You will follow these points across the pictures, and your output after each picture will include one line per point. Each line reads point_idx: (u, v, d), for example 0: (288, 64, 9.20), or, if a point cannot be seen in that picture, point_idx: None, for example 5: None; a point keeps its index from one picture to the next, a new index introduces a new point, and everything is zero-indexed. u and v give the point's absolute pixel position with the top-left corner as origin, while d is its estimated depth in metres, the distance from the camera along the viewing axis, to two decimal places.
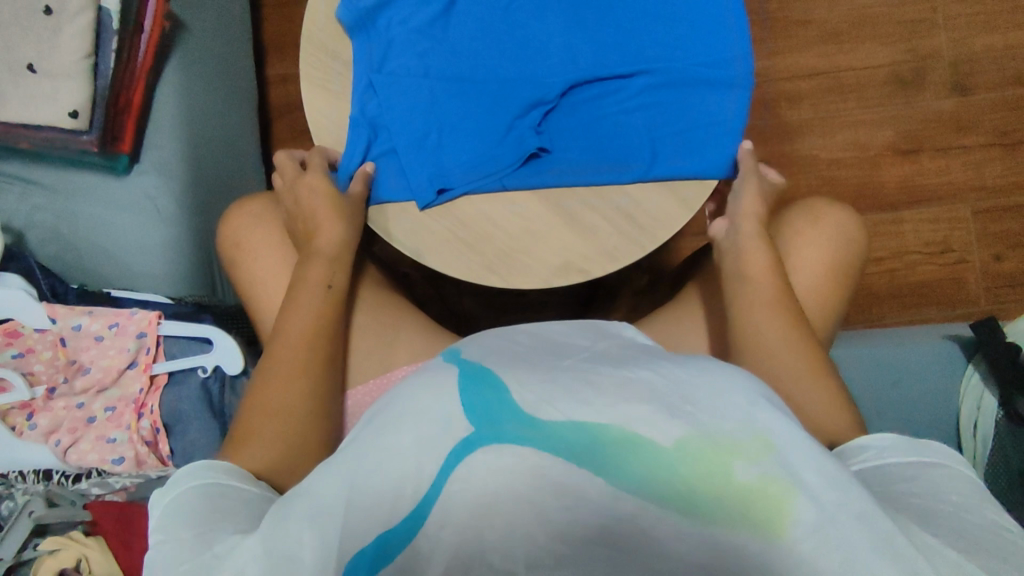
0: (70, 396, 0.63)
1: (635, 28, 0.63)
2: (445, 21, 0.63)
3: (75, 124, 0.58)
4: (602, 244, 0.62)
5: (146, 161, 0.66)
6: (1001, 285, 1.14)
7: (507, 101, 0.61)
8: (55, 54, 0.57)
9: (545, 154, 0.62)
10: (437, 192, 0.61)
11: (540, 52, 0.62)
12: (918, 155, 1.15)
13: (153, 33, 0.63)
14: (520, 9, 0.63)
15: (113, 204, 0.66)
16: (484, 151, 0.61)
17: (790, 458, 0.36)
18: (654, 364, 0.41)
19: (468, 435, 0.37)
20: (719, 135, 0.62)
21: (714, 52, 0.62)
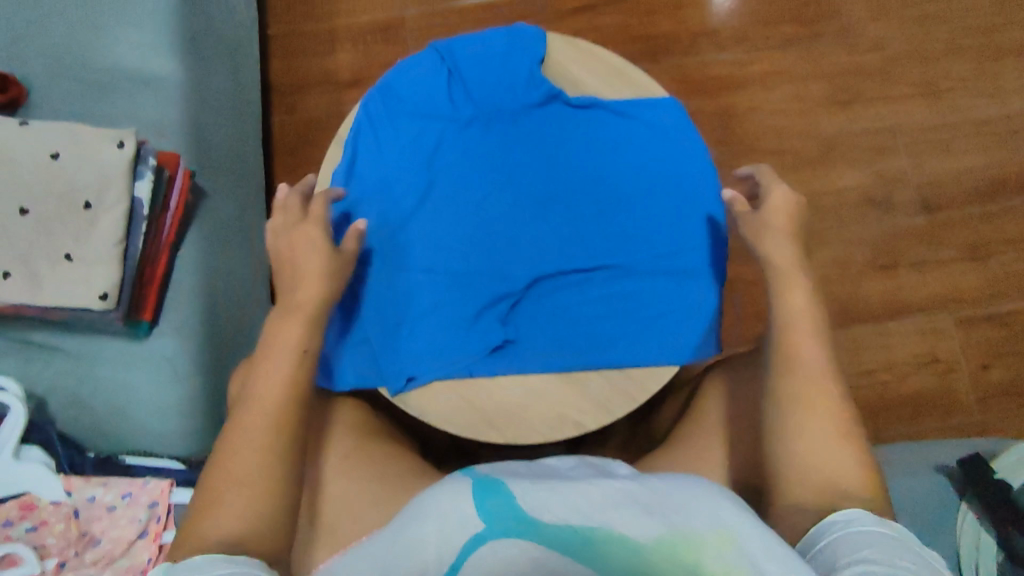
0: (79, 569, 0.63)
1: (599, 222, 0.71)
2: (426, 217, 0.71)
3: (103, 305, 0.60)
4: (593, 397, 0.67)
5: (165, 324, 0.70)
6: (992, 394, 1.18)
7: (478, 296, 0.69)
8: (91, 242, 0.60)
9: (509, 343, 0.68)
10: (407, 379, 0.66)
11: (509, 249, 0.70)
12: (896, 270, 1.21)
13: (177, 214, 0.69)
14: (497, 206, 0.71)
15: (132, 366, 0.69)
16: (452, 341, 0.68)
17: (751, 547, 0.44)
18: (651, 482, 0.51)
19: (479, 530, 0.48)
20: (676, 322, 0.68)
21: (671, 246, 0.70)
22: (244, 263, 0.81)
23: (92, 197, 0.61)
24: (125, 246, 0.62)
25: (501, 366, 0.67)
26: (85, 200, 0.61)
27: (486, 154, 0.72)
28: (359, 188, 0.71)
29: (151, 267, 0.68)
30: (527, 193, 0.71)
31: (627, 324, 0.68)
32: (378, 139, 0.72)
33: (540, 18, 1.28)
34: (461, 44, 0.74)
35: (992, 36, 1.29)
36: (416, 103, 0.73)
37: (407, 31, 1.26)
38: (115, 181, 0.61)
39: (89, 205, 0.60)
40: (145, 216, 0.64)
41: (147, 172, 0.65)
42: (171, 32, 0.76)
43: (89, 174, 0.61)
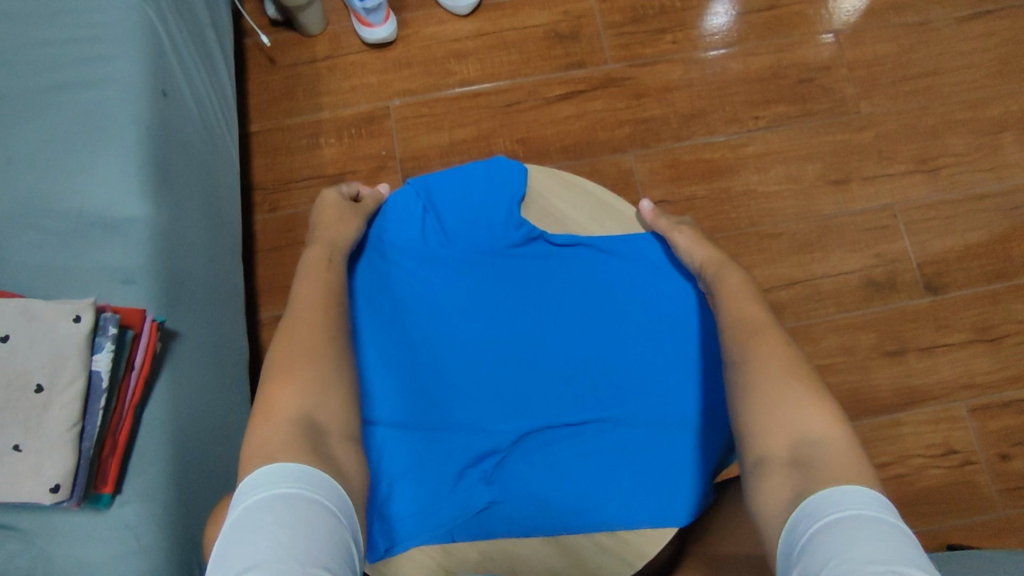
0: None
1: (588, 369, 0.69)
2: (409, 365, 0.68)
3: (54, 497, 0.55)
4: (587, 563, 0.61)
5: (129, 491, 0.65)
6: (1013, 486, 1.13)
7: (462, 450, 0.65)
8: (41, 428, 0.56)
9: (497, 503, 0.63)
10: (387, 547, 0.60)
11: (496, 399, 0.67)
12: (903, 355, 1.17)
13: (141, 377, 0.65)
14: (484, 353, 0.69)
15: (92, 540, 0.64)
16: (436, 502, 0.62)
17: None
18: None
19: None
20: (675, 478, 0.64)
21: (665, 394, 0.67)
22: (221, 404, 0.78)
23: (44, 378, 0.57)
24: (81, 427, 0.58)
25: (488, 529, 0.62)
26: (37, 382, 0.56)
27: (471, 296, 0.71)
28: None
29: (113, 434, 0.64)
30: (512, 338, 0.70)
31: (624, 477, 0.64)
32: (360, 278, 0.70)
33: (527, 104, 1.25)
34: (440, 178, 0.72)
35: (986, 109, 1.27)
36: (399, 244, 0.72)
37: (391, 122, 1.24)
38: (70, 359, 0.57)
39: (40, 388, 0.56)
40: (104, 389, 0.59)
41: (106, 341, 0.60)
42: (140, 174, 0.73)
43: (41, 355, 0.57)
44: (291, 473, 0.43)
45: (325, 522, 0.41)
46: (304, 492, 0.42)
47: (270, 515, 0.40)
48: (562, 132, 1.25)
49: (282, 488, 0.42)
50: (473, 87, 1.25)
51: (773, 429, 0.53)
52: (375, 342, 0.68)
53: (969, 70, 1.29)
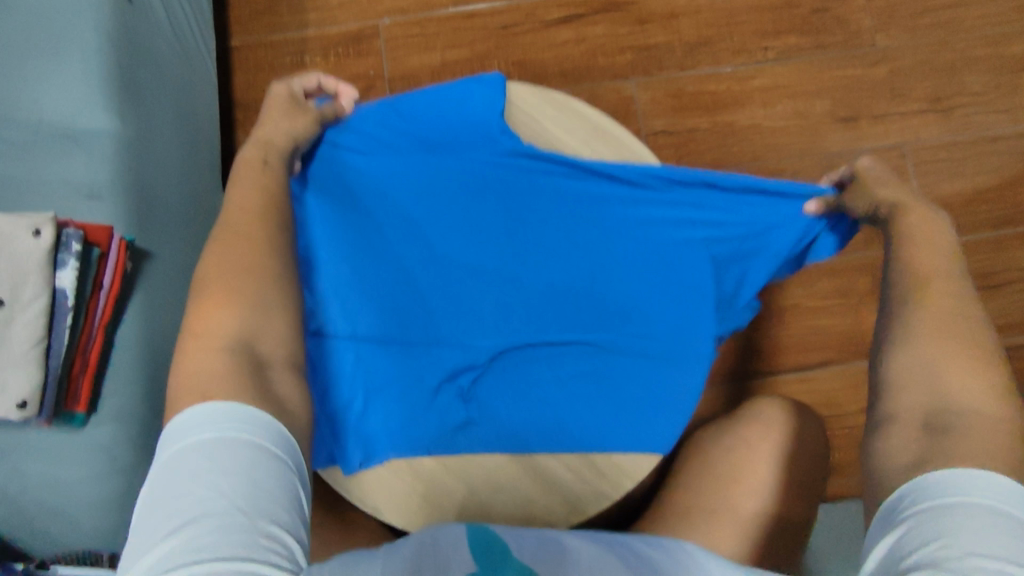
0: None
1: (574, 290, 0.66)
2: (389, 278, 0.65)
3: (22, 414, 0.54)
4: (568, 492, 0.61)
5: (102, 412, 0.65)
6: None
7: (439, 366, 0.63)
8: (4, 346, 0.54)
9: (472, 422, 0.62)
10: (361, 459, 0.60)
11: (474, 318, 0.65)
12: None
13: (109, 297, 0.63)
14: (464, 271, 0.66)
15: (66, 457, 0.63)
16: (409, 418, 0.61)
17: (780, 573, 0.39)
18: (651, 544, 0.46)
19: None
20: (659, 406, 0.62)
21: (651, 322, 0.65)
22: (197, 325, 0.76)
23: (3, 293, 0.54)
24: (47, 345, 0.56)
25: (462, 447, 0.61)
26: None
27: (452, 212, 0.67)
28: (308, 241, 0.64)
29: (82, 355, 0.62)
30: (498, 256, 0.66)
31: (605, 400, 0.63)
32: (336, 189, 0.66)
33: (525, 27, 1.18)
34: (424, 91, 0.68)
35: (1010, 46, 1.20)
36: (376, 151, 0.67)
37: (381, 42, 1.17)
38: (31, 274, 0.55)
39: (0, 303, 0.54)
40: (70, 306, 0.57)
41: (70, 258, 0.57)
42: (102, 85, 0.69)
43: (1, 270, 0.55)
44: (229, 411, 0.40)
45: (268, 467, 0.38)
46: (244, 434, 0.39)
47: (205, 459, 0.37)
48: (561, 57, 1.18)
49: (218, 427, 0.38)
50: (468, 6, 1.18)
51: (913, 381, 0.46)
52: (347, 256, 0.64)
53: (996, 3, 1.21)
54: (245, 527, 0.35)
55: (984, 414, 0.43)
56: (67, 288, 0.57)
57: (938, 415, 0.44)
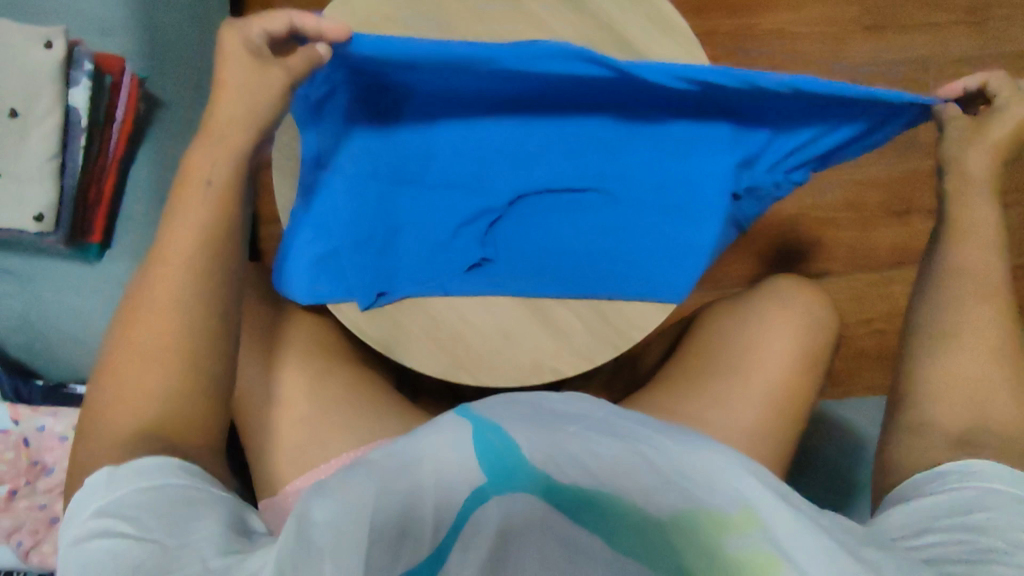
0: (34, 496, 0.58)
1: (597, 140, 0.64)
2: (399, 118, 0.63)
3: (38, 227, 0.55)
4: (572, 343, 0.64)
5: (117, 247, 0.65)
6: None
7: (456, 210, 0.63)
8: (20, 158, 0.55)
9: (488, 262, 0.64)
10: (377, 294, 0.62)
11: (493, 163, 0.64)
12: (908, 216, 1.15)
13: (126, 121, 0.64)
14: (484, 118, 0.63)
15: (82, 288, 0.64)
16: (427, 256, 0.63)
17: (771, 513, 0.39)
18: (651, 434, 0.44)
19: (481, 482, 0.43)
20: (676, 259, 0.64)
21: (675, 173, 0.63)
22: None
23: (17, 104, 0.55)
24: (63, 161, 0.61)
25: (475, 286, 0.64)
26: (10, 108, 0.55)
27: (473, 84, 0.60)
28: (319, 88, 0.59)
29: (98, 184, 0.64)
30: (504, 95, 0.60)
31: (620, 248, 0.64)
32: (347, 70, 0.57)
33: None
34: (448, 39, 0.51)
35: None
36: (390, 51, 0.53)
37: None
38: (45, 89, 0.55)
39: (15, 114, 0.54)
40: (82, 127, 0.62)
41: (82, 78, 0.62)
42: None
43: (13, 78, 0.55)
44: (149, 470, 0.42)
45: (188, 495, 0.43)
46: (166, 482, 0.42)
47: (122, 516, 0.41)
48: None
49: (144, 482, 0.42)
50: None
51: (951, 392, 0.54)
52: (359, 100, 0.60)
53: None
54: (167, 552, 0.39)
55: (1004, 415, 0.52)
56: (80, 108, 0.62)
57: (971, 434, 0.52)
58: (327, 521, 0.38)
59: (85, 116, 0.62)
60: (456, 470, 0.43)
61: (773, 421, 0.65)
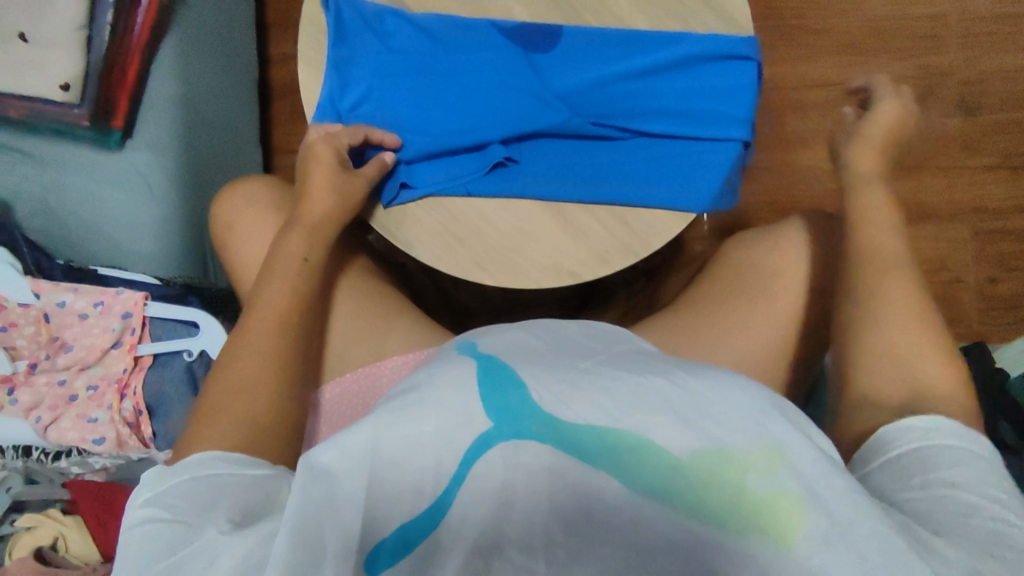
0: (52, 372, 0.61)
1: (624, 54, 0.65)
2: (427, 30, 0.64)
3: (64, 95, 0.63)
4: (589, 249, 0.64)
5: (138, 137, 0.65)
6: (996, 308, 1.10)
7: (484, 111, 0.63)
8: (47, 22, 0.62)
9: (512, 164, 0.64)
10: (400, 190, 0.63)
11: (523, 69, 0.64)
12: (919, 172, 1.09)
13: (151, 7, 0.65)
14: (511, 30, 0.65)
15: (100, 177, 0.64)
16: (454, 157, 0.63)
17: (804, 466, 0.36)
18: (665, 370, 0.42)
19: (486, 431, 0.38)
20: (701, 170, 0.64)
21: (699, 91, 0.65)
22: (223, 89, 0.73)
23: None
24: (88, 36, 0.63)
25: (498, 187, 0.63)
26: None
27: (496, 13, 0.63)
28: (357, 6, 0.64)
29: (121, 67, 0.64)
30: (524, 34, 0.65)
31: (648, 160, 0.65)
32: (381, 30, 0.65)
33: None
34: (476, 34, 0.64)
35: None
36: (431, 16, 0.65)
37: None
38: None
39: None
40: (110, 4, 0.63)
41: None
42: None
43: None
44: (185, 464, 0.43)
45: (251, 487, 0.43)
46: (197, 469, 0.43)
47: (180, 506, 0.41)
48: None
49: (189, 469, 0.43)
50: None
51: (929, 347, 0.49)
52: (391, 18, 0.64)
53: None
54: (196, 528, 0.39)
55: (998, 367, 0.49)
56: None
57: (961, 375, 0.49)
58: (340, 483, 0.38)
59: None
60: (458, 421, 0.39)
61: (786, 346, 0.62)
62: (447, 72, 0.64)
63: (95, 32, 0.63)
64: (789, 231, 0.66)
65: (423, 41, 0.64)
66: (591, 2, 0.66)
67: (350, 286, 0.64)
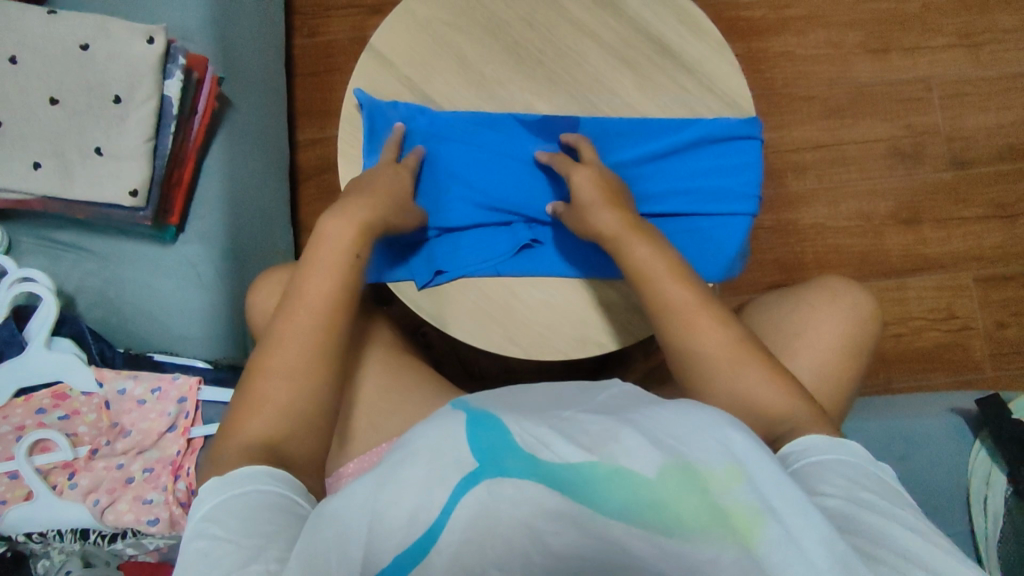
0: (110, 457, 0.63)
1: (633, 140, 0.71)
2: (452, 125, 0.70)
3: (133, 201, 0.64)
4: (612, 319, 0.68)
5: (190, 231, 0.72)
6: (1006, 352, 1.12)
7: (508, 199, 0.68)
8: (121, 138, 0.65)
9: (537, 245, 0.69)
10: (434, 273, 0.67)
11: (542, 159, 0.69)
12: (919, 225, 1.14)
13: (205, 117, 0.72)
14: (529, 122, 0.70)
15: (157, 268, 0.70)
16: (480, 240, 0.68)
17: (759, 480, 0.39)
18: (634, 410, 0.44)
19: (472, 469, 0.39)
20: (714, 243, 0.69)
21: (705, 171, 0.71)
22: (262, 182, 0.80)
23: (121, 92, 0.65)
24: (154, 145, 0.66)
25: (526, 266, 0.68)
26: (115, 95, 0.65)
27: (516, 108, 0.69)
28: (387, 107, 0.70)
29: (178, 169, 0.71)
30: (541, 125, 0.70)
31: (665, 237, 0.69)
32: (410, 127, 0.70)
33: None
34: (497, 128, 0.70)
35: None
36: (456, 112, 0.70)
37: None
38: (145, 79, 0.65)
39: (118, 100, 0.65)
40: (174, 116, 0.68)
41: (177, 70, 0.68)
42: None
43: (120, 69, 0.65)
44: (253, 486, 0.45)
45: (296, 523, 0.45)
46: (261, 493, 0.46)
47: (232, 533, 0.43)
48: None
49: (239, 492, 0.45)
50: None
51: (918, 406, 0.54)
52: (418, 116, 0.70)
53: None
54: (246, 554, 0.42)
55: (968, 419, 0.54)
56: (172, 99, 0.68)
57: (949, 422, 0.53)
58: (342, 521, 0.41)
59: (177, 106, 0.68)
60: (445, 461, 0.40)
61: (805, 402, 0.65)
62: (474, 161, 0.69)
63: (160, 141, 0.68)
64: (800, 292, 0.70)
65: (450, 135, 0.70)
66: (601, 89, 0.72)
67: (382, 360, 0.67)
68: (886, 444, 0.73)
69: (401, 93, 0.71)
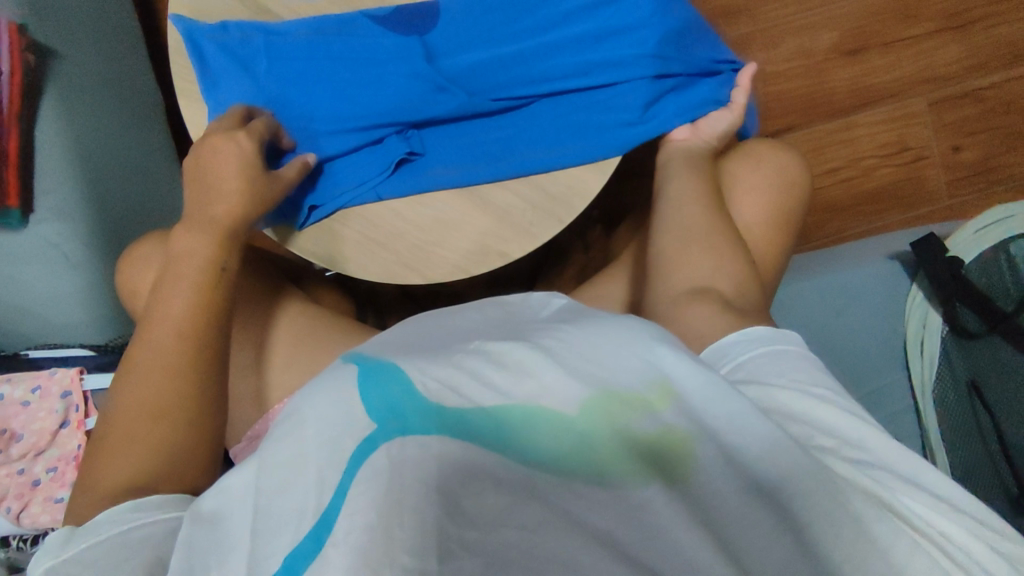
0: (9, 464, 0.68)
1: (509, 18, 0.62)
2: (293, 36, 0.60)
3: None
4: (511, 224, 0.62)
5: (40, 209, 0.66)
6: (962, 176, 1.07)
7: (373, 110, 0.60)
8: None
9: (418, 157, 0.62)
10: (309, 209, 0.61)
11: (405, 57, 0.60)
12: (866, 54, 1.04)
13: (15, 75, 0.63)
14: (384, 18, 0.61)
15: (16, 258, 0.66)
16: (355, 163, 0.61)
17: (691, 397, 0.37)
18: (550, 330, 0.40)
19: (370, 433, 0.33)
20: (614, 117, 0.62)
21: (599, 37, 0.63)
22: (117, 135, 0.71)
23: None
24: None
25: (408, 183, 0.61)
26: None
27: None
28: (213, 29, 0.59)
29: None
30: (399, 19, 0.61)
31: (558, 121, 0.63)
32: (246, 47, 0.60)
33: None
34: (347, 32, 0.60)
35: None
36: (298, 22, 0.61)
37: None
38: None
39: None
40: None
41: None
42: None
43: None
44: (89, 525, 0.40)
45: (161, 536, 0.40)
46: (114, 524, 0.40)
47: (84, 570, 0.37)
48: None
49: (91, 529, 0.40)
50: None
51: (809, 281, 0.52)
52: (253, 34, 0.60)
53: None
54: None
55: None
56: None
57: None
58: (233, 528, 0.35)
59: None
60: (337, 430, 0.33)
61: None
62: (329, 71, 0.60)
63: None
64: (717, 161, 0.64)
65: (296, 46, 0.60)
66: None
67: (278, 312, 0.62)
68: (823, 300, 0.78)
69: (229, 6, 0.61)
